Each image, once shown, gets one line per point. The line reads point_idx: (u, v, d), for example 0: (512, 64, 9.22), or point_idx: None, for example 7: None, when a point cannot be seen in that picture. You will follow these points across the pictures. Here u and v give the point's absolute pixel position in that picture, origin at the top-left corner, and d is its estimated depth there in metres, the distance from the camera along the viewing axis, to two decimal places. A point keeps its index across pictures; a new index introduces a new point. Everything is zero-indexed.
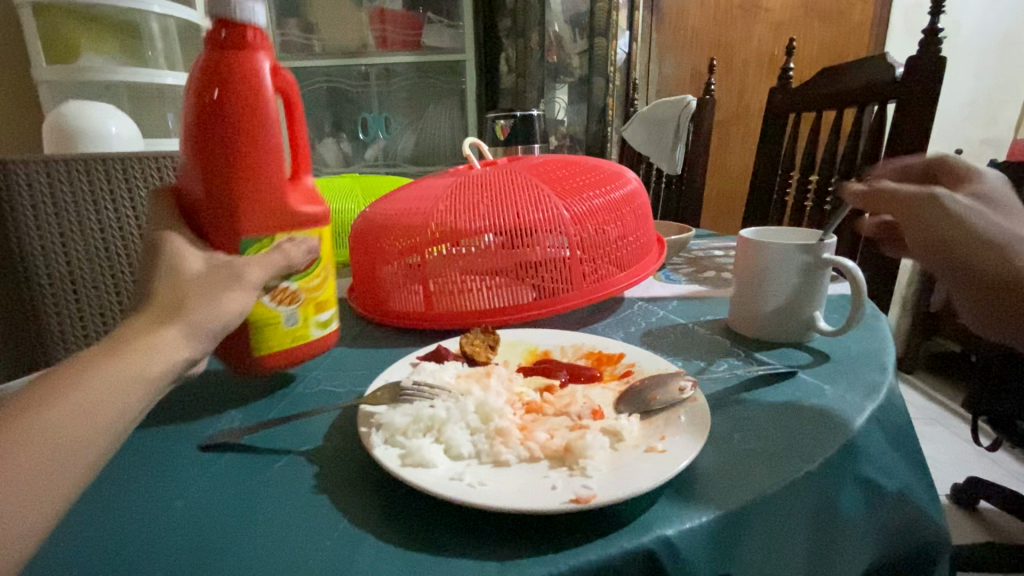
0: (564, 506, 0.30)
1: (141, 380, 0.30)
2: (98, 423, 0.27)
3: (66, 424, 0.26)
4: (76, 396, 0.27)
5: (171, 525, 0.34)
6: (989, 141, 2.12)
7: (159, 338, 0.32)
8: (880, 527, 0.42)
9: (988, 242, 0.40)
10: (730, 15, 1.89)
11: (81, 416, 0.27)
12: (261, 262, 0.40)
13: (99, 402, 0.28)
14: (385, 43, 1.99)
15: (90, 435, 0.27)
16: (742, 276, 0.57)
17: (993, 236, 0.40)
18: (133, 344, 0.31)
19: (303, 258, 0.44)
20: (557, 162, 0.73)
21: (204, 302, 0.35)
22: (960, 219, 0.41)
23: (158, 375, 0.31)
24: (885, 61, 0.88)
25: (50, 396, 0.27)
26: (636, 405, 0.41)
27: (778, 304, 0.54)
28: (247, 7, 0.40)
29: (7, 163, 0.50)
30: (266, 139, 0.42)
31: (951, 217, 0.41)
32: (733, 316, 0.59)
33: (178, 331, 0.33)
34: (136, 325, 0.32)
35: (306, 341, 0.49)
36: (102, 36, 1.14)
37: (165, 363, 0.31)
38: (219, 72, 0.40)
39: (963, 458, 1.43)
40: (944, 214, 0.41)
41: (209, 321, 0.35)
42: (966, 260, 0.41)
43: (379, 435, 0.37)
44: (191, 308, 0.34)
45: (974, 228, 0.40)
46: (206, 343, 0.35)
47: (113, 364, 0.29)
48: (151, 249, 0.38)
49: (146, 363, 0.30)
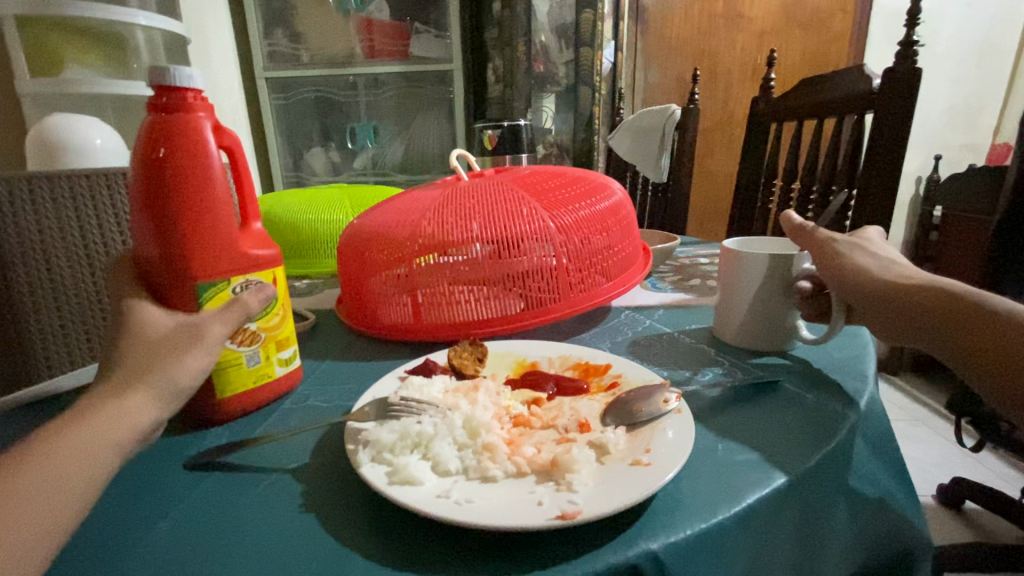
0: (548, 523, 0.30)
1: (106, 447, 0.31)
2: (63, 492, 0.28)
3: (31, 493, 0.27)
4: (38, 466, 0.28)
5: (155, 547, 0.33)
6: (966, 146, 2.17)
7: (123, 404, 0.33)
8: (863, 534, 0.43)
9: (865, 272, 0.50)
10: (713, 25, 1.92)
11: (48, 486, 0.28)
12: (220, 316, 0.40)
13: (62, 473, 0.29)
14: (372, 52, 1.98)
15: (56, 503, 0.28)
16: (725, 289, 0.58)
17: (870, 269, 0.50)
18: (96, 413, 0.32)
19: (261, 307, 0.43)
20: (543, 174, 0.74)
21: (166, 363, 0.36)
22: (845, 256, 0.52)
23: (121, 440, 0.31)
24: (862, 72, 0.90)
25: (13, 470, 0.28)
26: (622, 418, 0.41)
27: (764, 316, 0.55)
28: (183, 74, 0.42)
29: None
30: (212, 194, 0.43)
31: (837, 252, 0.53)
32: (717, 326, 0.60)
33: (143, 394, 0.34)
34: (102, 393, 0.33)
35: (271, 379, 0.50)
36: (88, 48, 1.14)
37: (129, 427, 0.32)
38: (161, 133, 0.42)
39: (948, 458, 1.45)
40: (834, 251, 0.53)
41: (174, 382, 0.36)
42: (850, 281, 0.50)
43: (366, 453, 0.37)
44: (155, 371, 0.35)
45: (856, 262, 0.51)
46: (171, 405, 0.35)
47: (79, 435, 0.30)
48: (116, 315, 0.39)
49: (109, 428, 0.31)
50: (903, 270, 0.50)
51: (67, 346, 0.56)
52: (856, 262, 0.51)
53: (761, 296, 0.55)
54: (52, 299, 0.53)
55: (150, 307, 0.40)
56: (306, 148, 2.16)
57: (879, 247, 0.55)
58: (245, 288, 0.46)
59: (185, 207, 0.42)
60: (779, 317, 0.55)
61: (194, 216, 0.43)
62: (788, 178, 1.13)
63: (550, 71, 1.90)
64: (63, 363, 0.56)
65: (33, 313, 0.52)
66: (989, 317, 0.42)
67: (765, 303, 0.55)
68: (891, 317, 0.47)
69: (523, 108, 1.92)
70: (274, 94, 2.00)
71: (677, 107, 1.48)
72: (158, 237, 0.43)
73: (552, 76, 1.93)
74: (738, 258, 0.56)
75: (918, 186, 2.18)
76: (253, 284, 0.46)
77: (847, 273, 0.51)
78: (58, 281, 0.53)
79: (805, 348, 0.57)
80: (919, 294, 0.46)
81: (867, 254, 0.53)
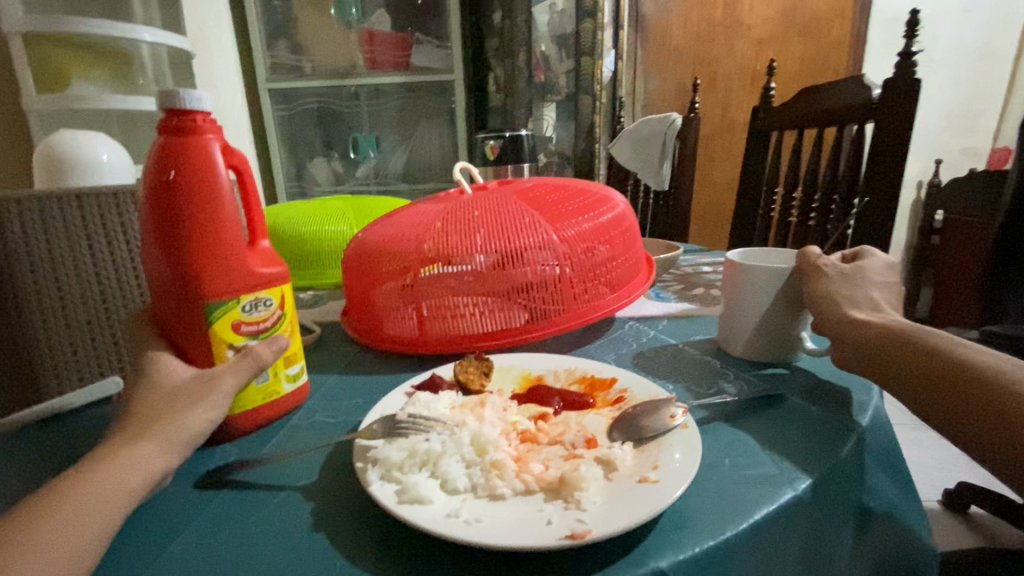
0: (558, 543, 0.30)
1: (122, 492, 0.33)
2: (83, 533, 0.31)
3: (55, 537, 0.30)
4: (62, 511, 0.31)
5: (167, 567, 0.34)
6: (967, 150, 2.17)
7: (138, 451, 0.35)
8: (867, 548, 0.43)
9: (834, 302, 0.52)
10: (712, 33, 1.93)
11: (70, 526, 0.30)
12: (234, 370, 0.43)
13: (82, 516, 0.31)
14: (374, 64, 1.99)
15: (77, 545, 0.30)
16: (730, 305, 0.58)
17: (840, 301, 0.52)
18: (111, 460, 0.34)
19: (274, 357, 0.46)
20: (546, 186, 0.74)
21: (173, 416, 0.38)
22: (824, 283, 0.53)
23: (137, 486, 0.34)
24: (862, 82, 0.90)
25: (38, 516, 0.30)
26: (629, 433, 0.41)
27: (773, 328, 0.55)
28: (193, 97, 0.43)
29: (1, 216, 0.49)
30: (221, 215, 0.44)
31: (821, 278, 0.53)
32: (721, 339, 0.61)
33: (155, 443, 0.36)
34: (117, 442, 0.36)
35: (279, 396, 0.51)
36: (94, 64, 1.15)
37: (143, 474, 0.35)
38: (172, 154, 0.42)
39: (953, 462, 1.45)
40: (819, 276, 0.54)
41: (182, 433, 0.38)
42: (820, 309, 0.52)
43: (375, 471, 0.37)
44: (165, 422, 0.38)
45: (832, 291, 0.52)
46: (180, 453, 0.38)
47: (96, 480, 0.33)
48: (141, 367, 0.42)
49: (126, 474, 0.34)
50: (881, 314, 0.52)
51: (77, 363, 0.56)
52: (835, 294, 0.52)
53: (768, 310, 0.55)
54: (61, 316, 0.53)
55: (167, 364, 0.42)
56: (309, 158, 2.18)
57: (875, 279, 0.56)
58: (254, 306, 0.46)
59: (195, 229, 0.43)
60: (787, 328, 0.55)
61: (203, 236, 0.43)
62: (789, 186, 1.14)
63: (550, 80, 1.94)
64: (72, 379, 0.56)
65: (43, 334, 0.53)
66: (941, 363, 0.43)
67: (771, 317, 0.55)
68: (860, 355, 0.48)
69: (524, 116, 1.93)
70: (277, 105, 2.02)
71: (678, 115, 1.49)
72: (168, 258, 0.43)
73: (553, 84, 1.94)
74: (741, 273, 0.56)
75: (919, 191, 2.18)
76: (262, 302, 0.47)
77: (828, 301, 0.52)
78: (67, 298, 0.53)
79: (809, 360, 0.57)
80: (881, 334, 0.47)
81: (855, 286, 0.54)
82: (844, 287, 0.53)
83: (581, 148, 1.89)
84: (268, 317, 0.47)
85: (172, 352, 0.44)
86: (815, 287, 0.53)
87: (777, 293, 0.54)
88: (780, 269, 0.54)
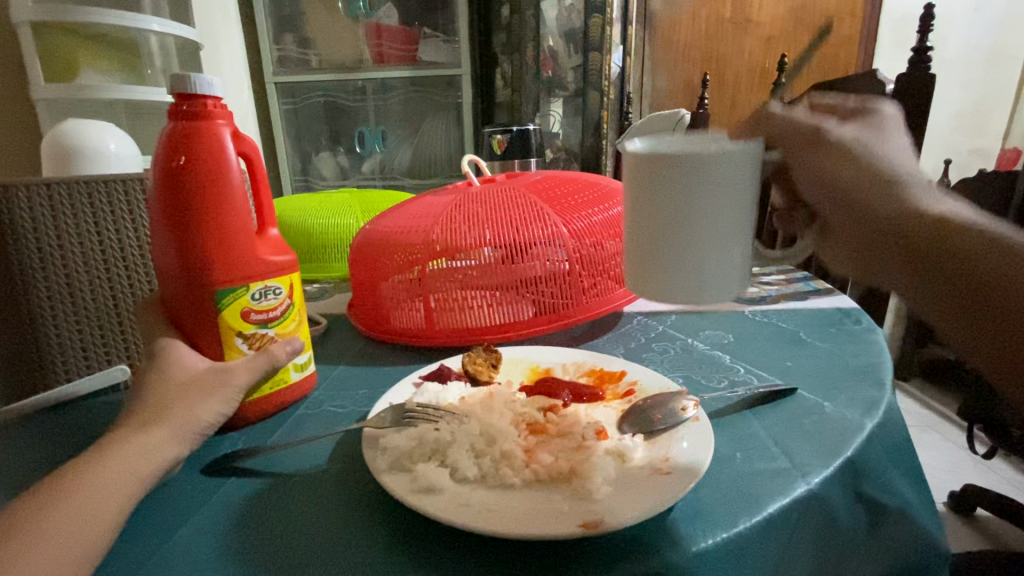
0: (570, 532, 0.30)
1: (133, 479, 0.33)
2: (96, 519, 0.31)
3: (71, 521, 0.30)
4: (76, 497, 0.31)
5: (177, 553, 0.34)
6: (976, 151, 2.07)
7: (148, 438, 0.35)
8: (882, 544, 0.43)
9: (858, 182, 0.43)
10: (720, 30, 1.92)
11: (83, 512, 0.30)
12: (247, 364, 0.43)
13: (95, 502, 0.31)
14: (381, 58, 2.00)
15: (93, 530, 0.30)
16: (660, 222, 0.38)
17: (866, 176, 0.42)
18: (120, 448, 0.34)
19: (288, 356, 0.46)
20: (555, 179, 0.74)
21: (182, 407, 0.38)
22: (838, 157, 0.43)
23: (148, 473, 0.34)
24: (874, 78, 0.90)
25: (52, 502, 0.30)
26: (640, 425, 0.41)
27: (732, 242, 0.38)
28: (203, 82, 0.43)
29: (12, 204, 0.49)
30: (233, 203, 0.44)
31: (834, 153, 0.43)
32: (633, 276, 0.41)
33: (164, 431, 0.36)
34: (126, 429, 0.36)
35: (286, 385, 0.51)
36: (100, 53, 1.15)
37: (155, 462, 0.35)
38: (182, 139, 0.42)
39: (960, 466, 1.44)
40: (829, 150, 0.43)
41: (192, 422, 0.38)
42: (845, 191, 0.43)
43: (384, 460, 0.37)
44: (176, 411, 0.38)
45: (853, 166, 0.43)
46: (191, 443, 0.38)
47: (108, 466, 0.33)
48: (152, 355, 0.42)
49: (137, 463, 0.34)
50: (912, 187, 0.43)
51: (84, 353, 0.55)
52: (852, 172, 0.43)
53: (730, 216, 0.37)
54: (68, 302, 0.53)
55: (176, 352, 0.42)
56: (315, 152, 2.18)
57: (888, 138, 0.44)
58: (263, 295, 0.46)
59: (205, 216, 0.43)
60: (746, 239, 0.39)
61: (213, 222, 0.43)
62: None
63: (558, 75, 1.93)
64: (79, 367, 0.55)
65: (53, 323, 0.52)
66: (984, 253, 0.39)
67: (735, 228, 0.38)
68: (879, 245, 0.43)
69: (531, 112, 1.92)
70: (283, 98, 2.02)
71: (686, 111, 1.49)
72: (178, 246, 0.43)
73: (560, 80, 1.92)
74: (681, 164, 0.35)
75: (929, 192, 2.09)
76: (272, 290, 0.46)
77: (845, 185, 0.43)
78: (76, 288, 0.53)
79: (820, 354, 0.57)
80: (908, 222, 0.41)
81: (869, 156, 0.43)
82: (863, 161, 0.43)
83: (588, 144, 1.88)
84: (278, 306, 0.47)
85: (181, 341, 0.44)
86: (828, 163, 0.43)
87: (745, 189, 0.37)
88: (737, 147, 0.36)
